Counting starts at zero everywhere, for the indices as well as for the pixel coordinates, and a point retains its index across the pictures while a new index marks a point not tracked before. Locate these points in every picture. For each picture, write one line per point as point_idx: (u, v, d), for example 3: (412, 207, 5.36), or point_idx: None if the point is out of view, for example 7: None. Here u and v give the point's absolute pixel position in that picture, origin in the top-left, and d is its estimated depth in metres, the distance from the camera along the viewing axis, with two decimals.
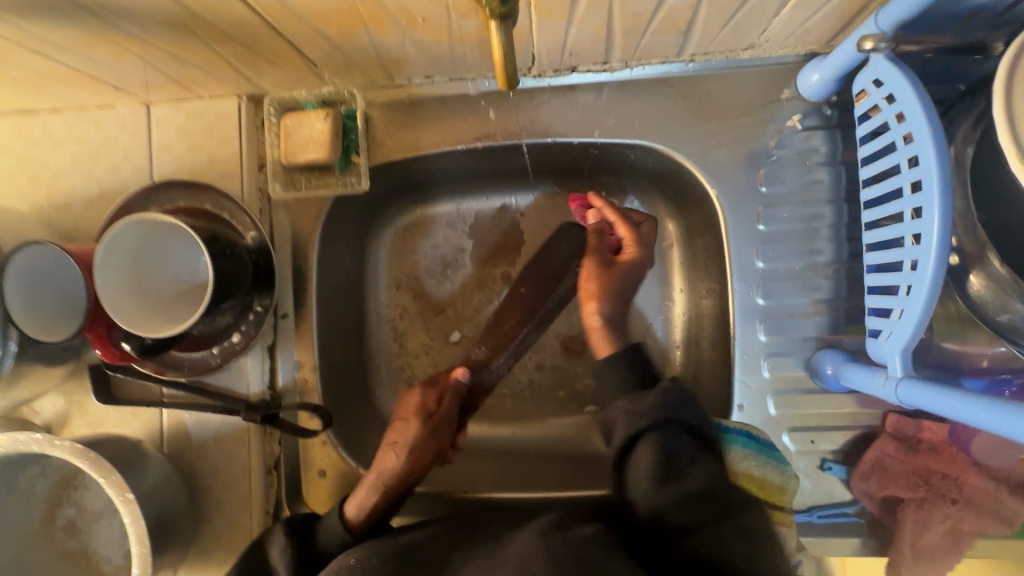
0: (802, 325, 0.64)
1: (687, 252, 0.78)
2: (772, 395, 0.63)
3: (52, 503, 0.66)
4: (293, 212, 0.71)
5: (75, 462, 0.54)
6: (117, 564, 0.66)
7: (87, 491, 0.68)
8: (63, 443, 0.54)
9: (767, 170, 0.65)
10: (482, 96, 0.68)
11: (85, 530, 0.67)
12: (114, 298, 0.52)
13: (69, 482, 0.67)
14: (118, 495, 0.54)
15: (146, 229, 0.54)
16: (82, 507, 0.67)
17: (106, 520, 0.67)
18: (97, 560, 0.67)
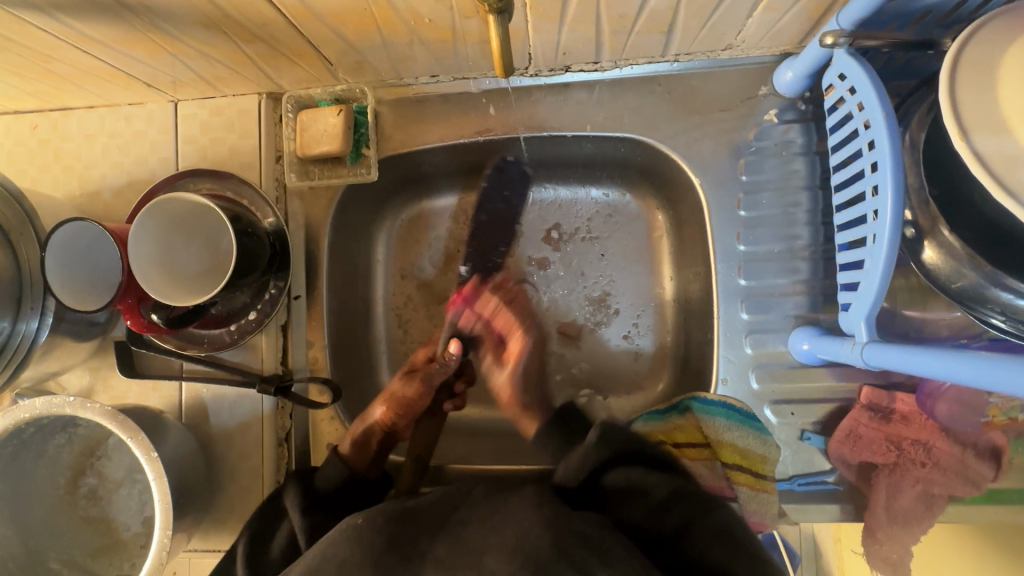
0: (781, 304, 0.68)
1: (675, 241, 0.82)
2: (755, 370, 0.67)
3: (76, 472, 0.71)
4: (306, 200, 0.76)
5: (106, 423, 0.59)
6: (135, 530, 0.70)
7: (109, 461, 0.72)
8: (94, 406, 0.59)
9: (747, 161, 0.70)
10: (483, 94, 0.74)
11: (107, 498, 0.71)
12: (143, 267, 0.58)
13: (92, 452, 0.71)
14: (145, 454, 0.58)
15: (171, 209, 0.59)
16: (104, 476, 0.71)
17: (126, 489, 0.71)
18: (117, 526, 0.70)
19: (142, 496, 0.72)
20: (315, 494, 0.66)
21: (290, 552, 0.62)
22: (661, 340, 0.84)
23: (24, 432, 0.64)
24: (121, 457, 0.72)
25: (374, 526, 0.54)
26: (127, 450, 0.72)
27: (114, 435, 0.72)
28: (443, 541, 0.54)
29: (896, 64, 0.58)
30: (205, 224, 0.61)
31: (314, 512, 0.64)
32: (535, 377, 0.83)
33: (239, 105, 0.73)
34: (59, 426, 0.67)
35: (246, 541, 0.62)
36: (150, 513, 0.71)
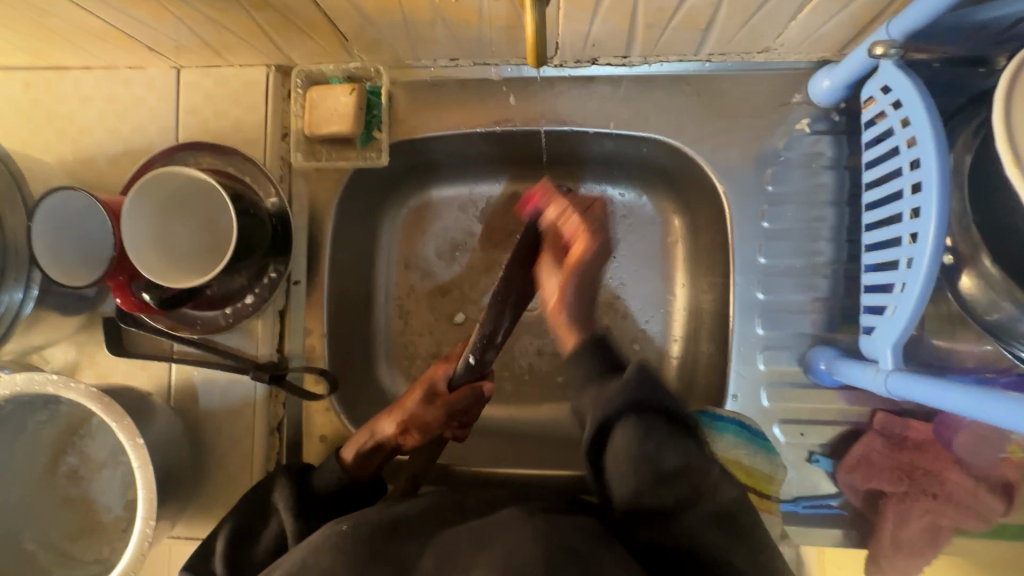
0: (798, 321, 0.66)
1: (691, 248, 0.80)
2: (766, 387, 0.65)
3: (57, 451, 0.68)
4: (311, 182, 0.73)
5: (89, 405, 0.56)
6: (117, 514, 0.68)
7: (93, 441, 0.69)
8: (78, 386, 0.56)
9: (774, 170, 0.67)
10: (504, 82, 0.70)
11: (88, 479, 0.68)
12: (136, 243, 0.54)
13: (75, 430, 0.68)
14: (129, 440, 0.55)
15: (173, 182, 0.56)
16: (86, 456, 0.68)
17: (108, 470, 0.69)
18: (98, 509, 0.68)
19: (124, 479, 0.69)
20: (305, 495, 0.63)
21: (279, 550, 0.61)
22: (669, 348, 0.82)
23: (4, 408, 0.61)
24: (104, 438, 0.69)
25: (361, 535, 0.52)
26: (111, 431, 0.69)
27: (98, 415, 0.69)
28: (431, 551, 0.52)
29: (942, 81, 0.56)
30: (200, 198, 0.58)
31: (306, 515, 0.62)
32: (588, 296, 0.67)
33: (246, 76, 0.69)
34: (41, 402, 0.64)
35: (227, 536, 0.60)
36: (132, 497, 0.68)
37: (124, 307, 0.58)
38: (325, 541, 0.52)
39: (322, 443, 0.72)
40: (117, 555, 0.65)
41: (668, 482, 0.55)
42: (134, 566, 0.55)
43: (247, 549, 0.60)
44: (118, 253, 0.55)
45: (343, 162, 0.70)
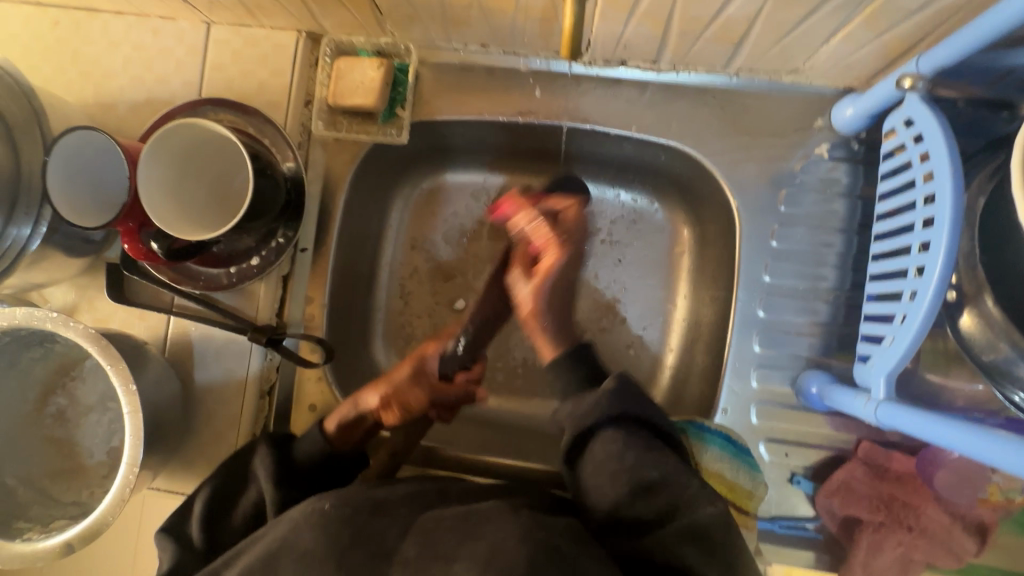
0: (795, 343, 0.66)
1: (697, 260, 0.80)
2: (756, 405, 0.66)
3: (46, 390, 0.68)
4: (329, 152, 0.73)
5: (87, 347, 0.56)
6: (100, 459, 0.68)
7: (83, 384, 0.69)
8: (76, 326, 0.56)
9: (788, 192, 0.67)
10: (531, 74, 0.71)
11: (74, 421, 0.68)
12: (152, 194, 0.54)
13: (67, 372, 0.68)
14: (122, 385, 0.55)
15: (196, 136, 0.56)
16: (75, 398, 0.68)
17: (96, 415, 0.69)
18: (81, 452, 0.68)
19: (110, 425, 0.69)
20: (289, 462, 0.62)
21: (255, 519, 0.59)
22: (664, 357, 0.82)
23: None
24: (95, 383, 0.69)
25: (342, 514, 0.51)
26: (103, 377, 0.69)
27: (91, 359, 0.69)
28: (411, 539, 0.50)
29: (963, 121, 0.56)
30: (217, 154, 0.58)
31: (286, 484, 0.60)
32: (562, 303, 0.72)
33: (275, 39, 0.69)
34: (36, 340, 0.64)
35: (206, 501, 0.59)
36: (117, 444, 0.68)
37: (132, 255, 0.58)
38: (307, 522, 0.51)
39: (311, 412, 0.72)
40: (96, 500, 0.65)
41: (647, 495, 0.53)
42: (113, 511, 0.55)
43: (223, 515, 0.59)
44: (132, 200, 0.55)
45: (363, 136, 0.71)
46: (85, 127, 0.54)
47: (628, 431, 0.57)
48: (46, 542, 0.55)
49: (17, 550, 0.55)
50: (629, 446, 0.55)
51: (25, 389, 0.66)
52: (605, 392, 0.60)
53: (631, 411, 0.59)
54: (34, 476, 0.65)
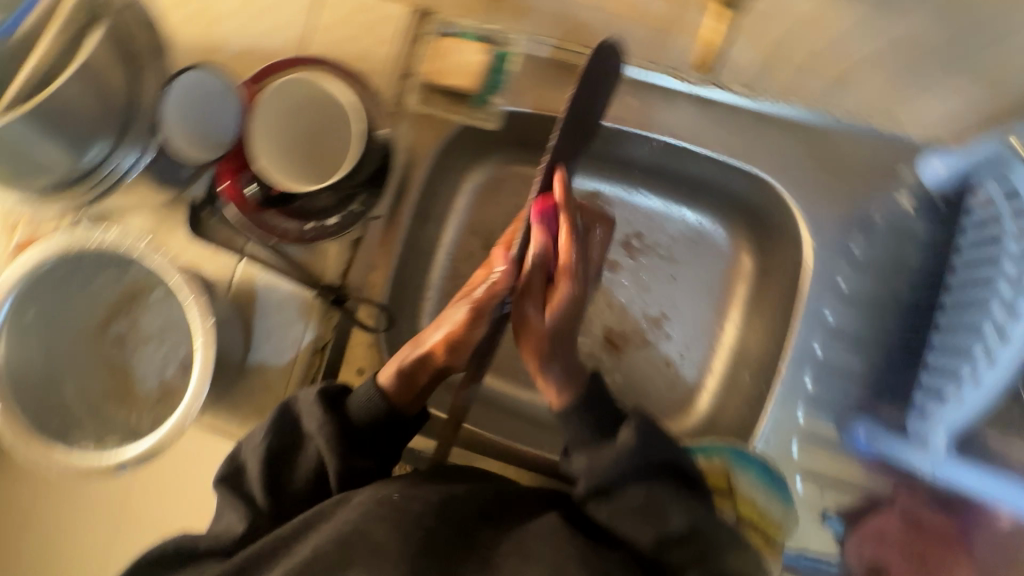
0: (847, 386, 0.67)
1: (753, 290, 0.81)
2: (798, 439, 0.66)
3: (111, 313, 0.69)
4: (416, 126, 0.74)
5: (171, 276, 0.57)
6: (152, 388, 0.69)
7: (145, 313, 0.71)
8: (164, 256, 0.58)
9: (863, 236, 0.67)
10: (627, 82, 0.72)
11: (133, 347, 0.70)
12: (266, 144, 0.62)
13: (133, 299, 0.70)
14: (199, 319, 0.57)
15: (304, 94, 0.64)
16: (137, 326, 0.70)
17: (153, 345, 0.70)
18: (135, 378, 0.70)
19: (165, 357, 0.70)
20: (342, 425, 0.61)
21: (316, 481, 0.61)
22: (703, 379, 0.83)
23: (84, 258, 0.62)
24: (157, 313, 0.70)
25: (414, 514, 0.49)
26: (166, 310, 0.71)
27: (158, 290, 0.70)
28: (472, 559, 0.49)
29: None
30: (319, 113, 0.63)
31: (346, 454, 0.60)
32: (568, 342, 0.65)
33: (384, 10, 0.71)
34: (114, 263, 0.66)
35: (264, 463, 0.60)
36: (170, 376, 0.70)
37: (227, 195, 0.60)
38: (373, 510, 0.49)
39: (359, 376, 0.73)
40: (144, 426, 0.67)
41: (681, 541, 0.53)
42: (170, 439, 0.56)
43: (282, 479, 0.60)
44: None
45: (454, 117, 0.72)
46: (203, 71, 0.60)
47: (656, 487, 0.54)
48: (102, 457, 0.57)
49: (74, 461, 0.57)
50: (657, 494, 0.54)
51: (92, 309, 0.68)
52: (624, 447, 0.55)
53: (659, 451, 0.56)
54: (89, 394, 0.67)
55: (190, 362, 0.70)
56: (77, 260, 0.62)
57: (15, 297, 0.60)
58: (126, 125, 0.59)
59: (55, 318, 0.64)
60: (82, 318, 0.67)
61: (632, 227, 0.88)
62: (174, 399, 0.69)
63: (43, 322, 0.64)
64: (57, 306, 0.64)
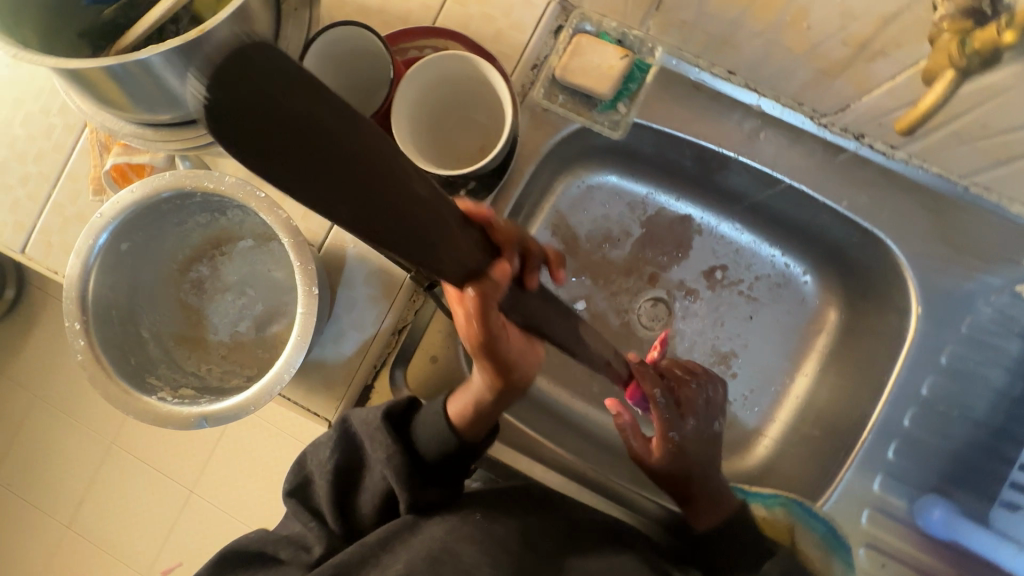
0: (927, 462, 0.66)
1: (833, 345, 0.80)
2: (870, 509, 0.66)
3: (194, 255, 0.67)
4: (534, 121, 0.71)
5: (282, 236, 0.55)
6: (224, 339, 0.68)
7: (227, 262, 0.68)
8: (279, 214, 0.55)
9: (973, 317, 0.66)
10: (761, 115, 0.69)
11: (210, 294, 0.68)
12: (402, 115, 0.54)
13: (218, 245, 0.68)
14: (304, 286, 0.55)
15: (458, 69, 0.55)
16: (218, 274, 0.68)
17: (231, 295, 0.68)
18: (208, 327, 0.68)
19: (242, 310, 0.68)
20: (410, 457, 0.60)
21: (382, 509, 0.62)
22: (764, 425, 0.82)
23: (188, 199, 0.60)
24: (240, 264, 0.68)
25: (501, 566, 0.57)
26: (249, 262, 0.68)
27: (245, 241, 0.68)
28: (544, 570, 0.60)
29: None
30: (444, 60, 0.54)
31: (419, 483, 0.60)
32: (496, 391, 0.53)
33: None
34: (211, 207, 0.64)
35: (334, 485, 0.62)
36: (243, 331, 0.68)
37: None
38: (461, 528, 0.59)
39: (430, 362, 0.72)
40: (213, 378, 0.65)
41: None
42: (256, 402, 0.55)
43: (348, 495, 0.63)
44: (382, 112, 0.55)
45: (576, 117, 0.70)
46: (360, 27, 0.56)
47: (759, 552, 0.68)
48: (184, 407, 0.56)
49: (153, 407, 0.55)
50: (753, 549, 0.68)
51: (178, 249, 0.66)
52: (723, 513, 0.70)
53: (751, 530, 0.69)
54: (163, 335, 0.65)
55: (266, 319, 0.68)
56: (180, 200, 0.60)
57: (113, 228, 0.57)
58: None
59: (143, 254, 0.62)
60: (167, 256, 0.65)
61: (718, 258, 0.86)
62: (245, 354, 0.67)
63: (132, 255, 0.61)
64: (148, 242, 0.62)
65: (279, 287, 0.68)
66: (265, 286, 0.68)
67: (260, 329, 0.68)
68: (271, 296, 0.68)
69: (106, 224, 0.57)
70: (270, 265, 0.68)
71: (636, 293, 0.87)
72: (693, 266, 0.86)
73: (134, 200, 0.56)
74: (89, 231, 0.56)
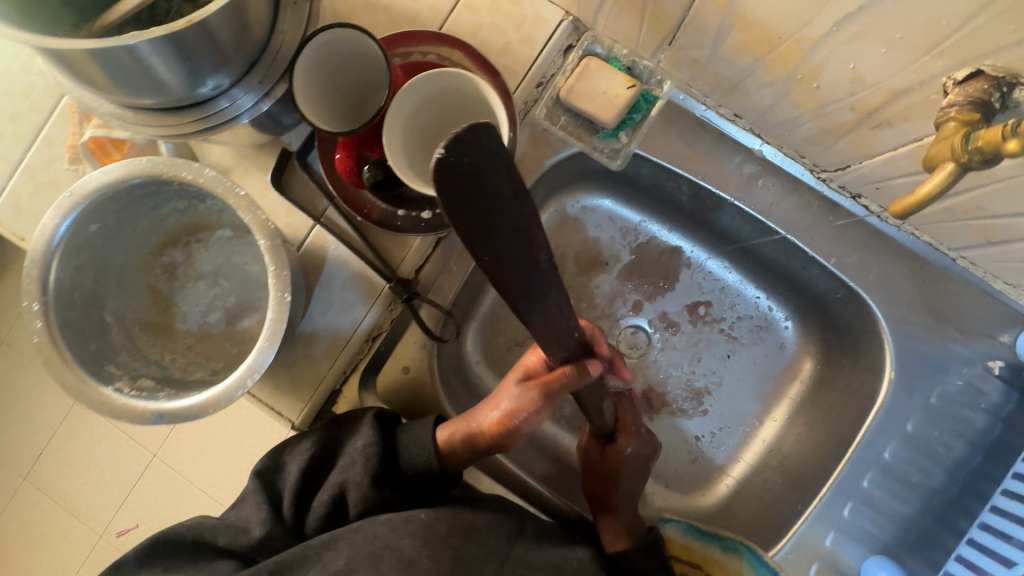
0: (880, 524, 0.67)
1: (805, 394, 0.80)
2: (819, 563, 0.67)
3: (169, 240, 0.65)
4: (533, 139, 0.70)
5: (258, 237, 0.53)
6: (192, 329, 0.66)
7: (202, 250, 0.66)
8: (256, 214, 0.53)
9: (944, 387, 0.67)
10: (761, 161, 0.68)
11: (182, 281, 0.66)
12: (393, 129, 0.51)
13: (194, 232, 0.65)
14: (276, 292, 0.53)
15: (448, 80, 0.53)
16: (192, 261, 0.66)
17: (203, 285, 0.66)
18: (176, 315, 0.66)
19: (213, 300, 0.67)
20: (385, 456, 0.63)
21: (332, 505, 0.62)
22: (728, 465, 0.82)
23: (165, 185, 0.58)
24: (215, 254, 0.66)
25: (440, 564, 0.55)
26: (226, 253, 0.66)
27: (223, 231, 0.66)
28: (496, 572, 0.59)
29: None
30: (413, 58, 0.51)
31: (381, 484, 0.62)
32: (478, 434, 0.65)
33: (541, 8, 0.65)
34: (190, 193, 0.61)
35: (299, 474, 0.64)
36: (212, 322, 0.66)
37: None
38: (405, 527, 0.57)
39: (401, 372, 0.71)
40: (176, 368, 0.63)
41: None
42: (216, 404, 0.54)
43: (312, 488, 0.64)
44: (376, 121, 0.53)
45: (575, 141, 0.69)
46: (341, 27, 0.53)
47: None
48: (140, 401, 0.54)
49: (107, 397, 0.54)
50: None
51: (151, 232, 0.63)
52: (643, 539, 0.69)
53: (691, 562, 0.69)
54: (128, 320, 0.63)
55: (237, 313, 0.66)
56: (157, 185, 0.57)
57: (82, 208, 0.55)
58: (255, 60, 0.54)
59: (114, 235, 0.60)
60: (139, 239, 0.63)
61: (704, 293, 0.85)
62: (211, 347, 0.66)
63: (102, 235, 0.59)
64: (120, 224, 0.60)
65: (254, 281, 0.67)
66: (239, 278, 0.67)
67: (231, 321, 0.67)
68: (245, 290, 0.67)
69: (77, 204, 0.54)
70: (246, 258, 0.66)
71: (618, 319, 0.86)
72: (677, 299, 0.86)
73: (108, 182, 0.54)
74: (57, 210, 0.54)
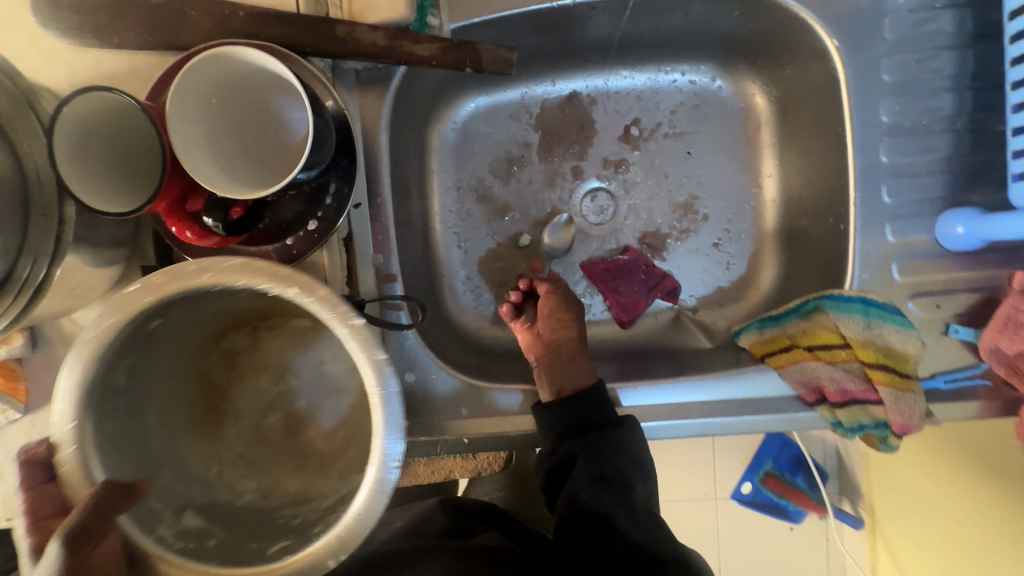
0: (923, 182, 0.60)
1: (782, 130, 0.74)
2: (897, 260, 0.60)
3: (230, 325, 0.53)
4: (364, 75, 0.63)
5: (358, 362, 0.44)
6: (249, 434, 0.54)
7: (271, 339, 0.56)
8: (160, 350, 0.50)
9: (893, 15, 0.59)
10: None
11: (242, 371, 0.56)
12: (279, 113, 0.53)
13: (216, 338, 0.54)
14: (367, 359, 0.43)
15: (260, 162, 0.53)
16: (261, 350, 0.56)
17: (269, 376, 0.57)
18: (238, 432, 0.54)
19: (280, 404, 0.56)
20: None
21: None
22: (760, 246, 0.77)
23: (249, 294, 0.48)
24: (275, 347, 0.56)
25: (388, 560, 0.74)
26: (198, 315, 0.49)
27: (303, 320, 0.55)
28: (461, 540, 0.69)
29: None
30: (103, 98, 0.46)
31: None
32: None
33: None
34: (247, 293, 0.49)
35: None
36: (273, 426, 0.55)
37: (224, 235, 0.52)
38: None
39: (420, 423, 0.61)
40: (226, 484, 0.51)
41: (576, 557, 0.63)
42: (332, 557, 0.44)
43: None
44: (253, 164, 0.52)
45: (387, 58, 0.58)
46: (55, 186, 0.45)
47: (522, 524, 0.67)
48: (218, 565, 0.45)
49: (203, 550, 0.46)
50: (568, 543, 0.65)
51: (258, 311, 0.53)
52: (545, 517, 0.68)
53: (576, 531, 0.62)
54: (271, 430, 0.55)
55: (301, 421, 0.56)
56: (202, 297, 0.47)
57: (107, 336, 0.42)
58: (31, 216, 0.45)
59: (168, 333, 0.48)
60: (200, 333, 0.52)
61: (626, 115, 0.78)
62: (263, 453, 0.54)
63: (162, 334, 0.47)
64: (181, 316, 0.48)
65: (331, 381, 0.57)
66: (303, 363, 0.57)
67: (288, 428, 0.55)
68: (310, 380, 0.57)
69: (75, 379, 0.42)
70: (322, 355, 0.57)
71: (570, 197, 0.80)
72: (607, 139, 0.79)
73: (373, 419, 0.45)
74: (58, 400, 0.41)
